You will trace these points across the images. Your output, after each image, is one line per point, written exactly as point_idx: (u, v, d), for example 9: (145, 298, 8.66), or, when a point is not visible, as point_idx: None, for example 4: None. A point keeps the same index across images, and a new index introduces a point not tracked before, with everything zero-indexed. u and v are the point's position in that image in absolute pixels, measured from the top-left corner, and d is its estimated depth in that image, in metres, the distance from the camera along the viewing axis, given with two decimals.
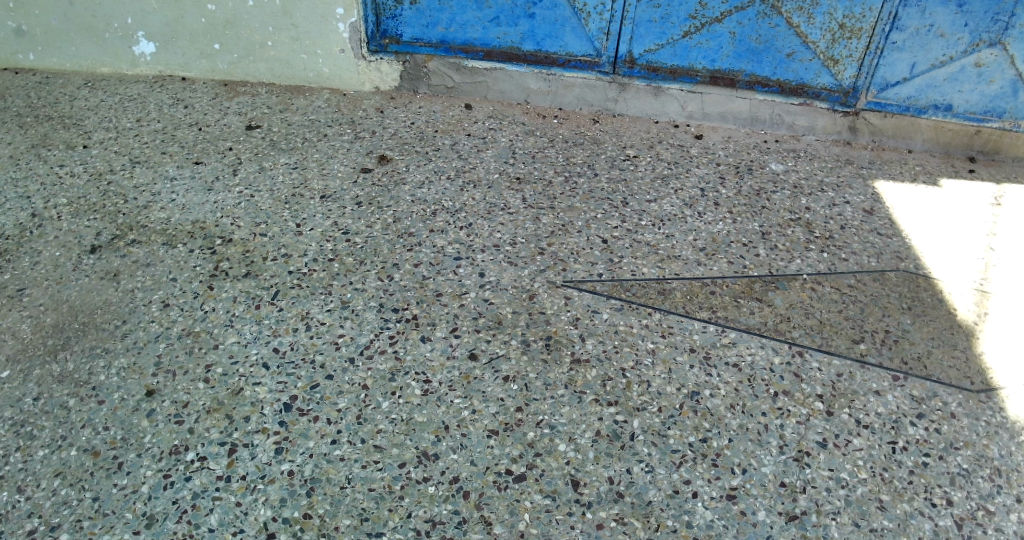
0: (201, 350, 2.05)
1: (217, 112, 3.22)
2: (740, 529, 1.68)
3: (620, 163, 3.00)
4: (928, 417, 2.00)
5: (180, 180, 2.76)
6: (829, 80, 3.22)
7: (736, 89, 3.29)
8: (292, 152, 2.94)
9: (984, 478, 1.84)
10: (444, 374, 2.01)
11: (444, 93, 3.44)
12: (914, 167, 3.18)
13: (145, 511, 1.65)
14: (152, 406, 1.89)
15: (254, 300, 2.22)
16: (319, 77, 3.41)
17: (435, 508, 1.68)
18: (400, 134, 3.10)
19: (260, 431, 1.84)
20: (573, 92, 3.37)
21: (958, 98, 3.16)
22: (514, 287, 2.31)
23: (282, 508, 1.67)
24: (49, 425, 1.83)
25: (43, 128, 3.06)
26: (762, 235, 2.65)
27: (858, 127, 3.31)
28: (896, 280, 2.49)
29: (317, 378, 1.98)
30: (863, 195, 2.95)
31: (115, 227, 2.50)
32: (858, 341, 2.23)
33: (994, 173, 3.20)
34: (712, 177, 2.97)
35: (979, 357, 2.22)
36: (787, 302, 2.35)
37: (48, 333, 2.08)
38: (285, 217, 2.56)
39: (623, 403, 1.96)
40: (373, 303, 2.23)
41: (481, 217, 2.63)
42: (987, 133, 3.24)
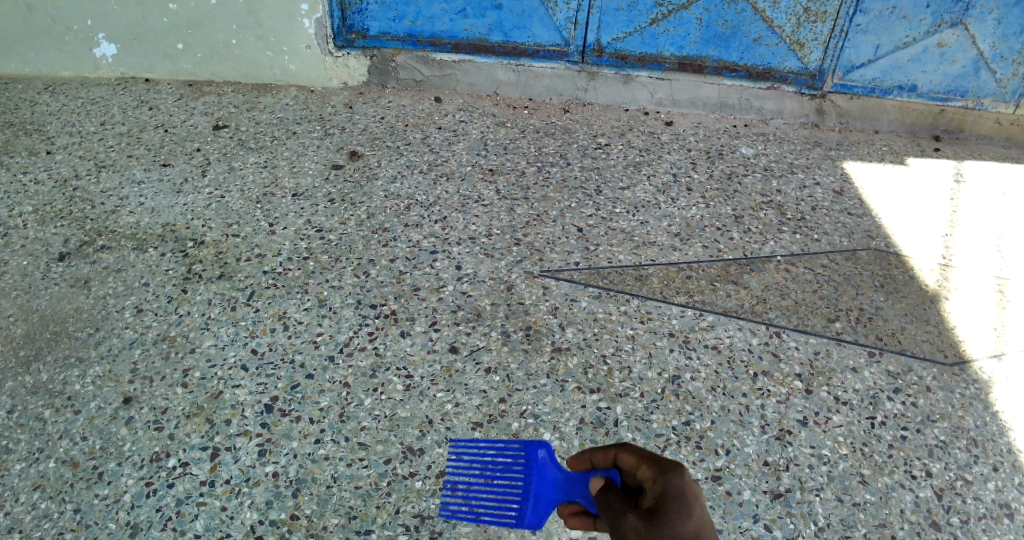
0: (178, 354, 2.02)
1: (183, 112, 3.16)
2: (726, 508, 1.70)
3: (593, 151, 3.01)
4: (904, 391, 2.04)
5: (148, 183, 2.71)
6: (795, 64, 3.26)
7: (704, 75, 3.31)
8: (262, 151, 2.90)
9: (961, 449, 1.89)
10: (425, 367, 2.00)
11: (413, 87, 3.40)
12: (882, 147, 3.23)
13: (130, 520, 1.63)
14: (131, 413, 1.86)
15: (230, 302, 2.19)
16: (285, 74, 3.36)
17: (424, 502, 1.68)
18: (371, 129, 3.07)
19: (243, 434, 1.81)
20: (542, 82, 3.37)
21: (922, 78, 3.23)
22: (492, 278, 2.31)
23: (269, 510, 1.66)
24: (25, 438, 1.80)
25: (4, 135, 2.98)
26: (736, 218, 2.68)
27: (825, 109, 3.35)
28: (867, 259, 2.54)
29: (297, 377, 1.96)
30: (832, 175, 3.00)
31: (83, 233, 2.45)
32: (833, 320, 2.26)
33: (958, 151, 3.27)
34: (685, 162, 2.99)
35: (950, 331, 2.27)
36: (763, 284, 2.38)
37: (18, 344, 2.04)
38: (257, 217, 2.53)
39: (605, 389, 1.97)
40: (351, 300, 2.21)
41: (455, 209, 2.62)
42: (950, 112, 3.31)
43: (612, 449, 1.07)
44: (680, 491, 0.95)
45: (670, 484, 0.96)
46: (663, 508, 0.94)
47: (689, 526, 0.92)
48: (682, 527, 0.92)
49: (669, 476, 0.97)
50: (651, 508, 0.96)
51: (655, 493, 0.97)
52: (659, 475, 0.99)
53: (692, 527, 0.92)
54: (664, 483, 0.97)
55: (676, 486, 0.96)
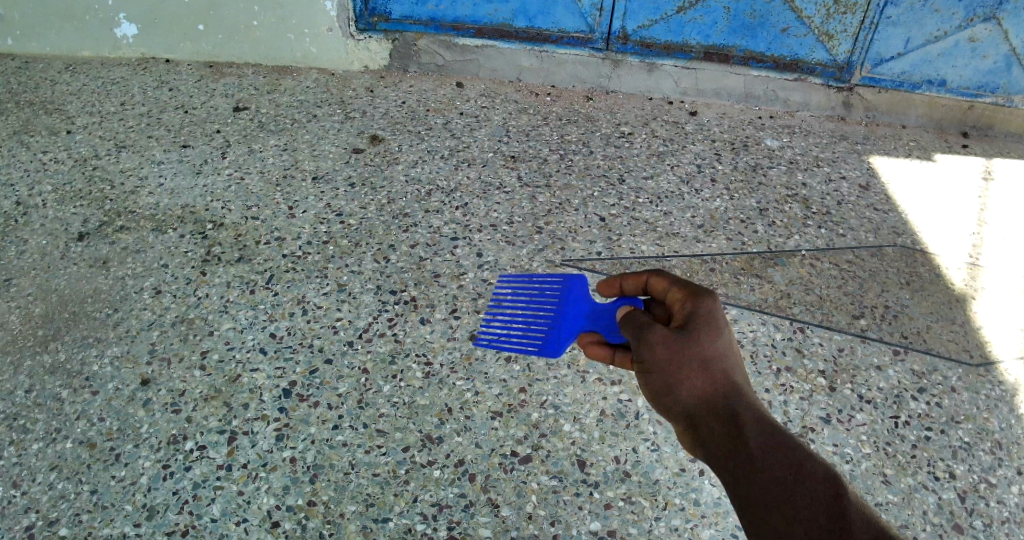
0: (197, 337, 2.01)
1: (203, 94, 3.14)
2: None
3: (616, 140, 2.97)
4: (929, 391, 2.00)
5: (168, 164, 2.70)
6: (823, 55, 3.20)
7: (730, 65, 3.25)
8: (282, 134, 2.88)
9: (986, 451, 1.85)
10: (445, 355, 1.98)
11: (435, 72, 3.37)
12: (909, 141, 3.16)
13: (146, 502, 1.63)
14: (148, 395, 1.85)
15: (249, 285, 2.17)
16: (306, 57, 3.33)
17: (442, 491, 1.67)
18: (391, 113, 3.04)
19: (260, 418, 1.80)
20: (565, 69, 3.32)
21: (951, 73, 3.15)
22: (513, 267, 2.28)
23: (285, 495, 1.65)
24: (43, 418, 1.80)
25: (25, 114, 2.98)
26: (760, 211, 2.63)
27: (852, 102, 3.28)
28: (893, 255, 2.48)
29: (316, 362, 1.95)
30: (858, 169, 2.94)
31: (103, 213, 2.45)
32: (858, 317, 2.22)
33: (987, 148, 3.18)
34: (708, 153, 2.94)
35: (977, 331, 2.22)
36: (787, 279, 2.34)
37: (38, 324, 2.04)
38: (277, 200, 2.51)
39: (626, 382, 1.94)
40: (370, 285, 2.19)
41: (476, 196, 2.59)
42: (980, 108, 3.24)
43: (643, 276, 1.33)
44: (707, 310, 1.22)
45: (700, 306, 1.23)
46: (695, 323, 1.21)
47: (715, 346, 1.20)
48: (713, 338, 1.20)
49: (699, 300, 1.24)
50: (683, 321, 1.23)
51: (687, 313, 1.23)
52: (690, 297, 1.25)
53: (719, 338, 1.20)
54: (694, 305, 1.23)
55: (703, 309, 1.22)
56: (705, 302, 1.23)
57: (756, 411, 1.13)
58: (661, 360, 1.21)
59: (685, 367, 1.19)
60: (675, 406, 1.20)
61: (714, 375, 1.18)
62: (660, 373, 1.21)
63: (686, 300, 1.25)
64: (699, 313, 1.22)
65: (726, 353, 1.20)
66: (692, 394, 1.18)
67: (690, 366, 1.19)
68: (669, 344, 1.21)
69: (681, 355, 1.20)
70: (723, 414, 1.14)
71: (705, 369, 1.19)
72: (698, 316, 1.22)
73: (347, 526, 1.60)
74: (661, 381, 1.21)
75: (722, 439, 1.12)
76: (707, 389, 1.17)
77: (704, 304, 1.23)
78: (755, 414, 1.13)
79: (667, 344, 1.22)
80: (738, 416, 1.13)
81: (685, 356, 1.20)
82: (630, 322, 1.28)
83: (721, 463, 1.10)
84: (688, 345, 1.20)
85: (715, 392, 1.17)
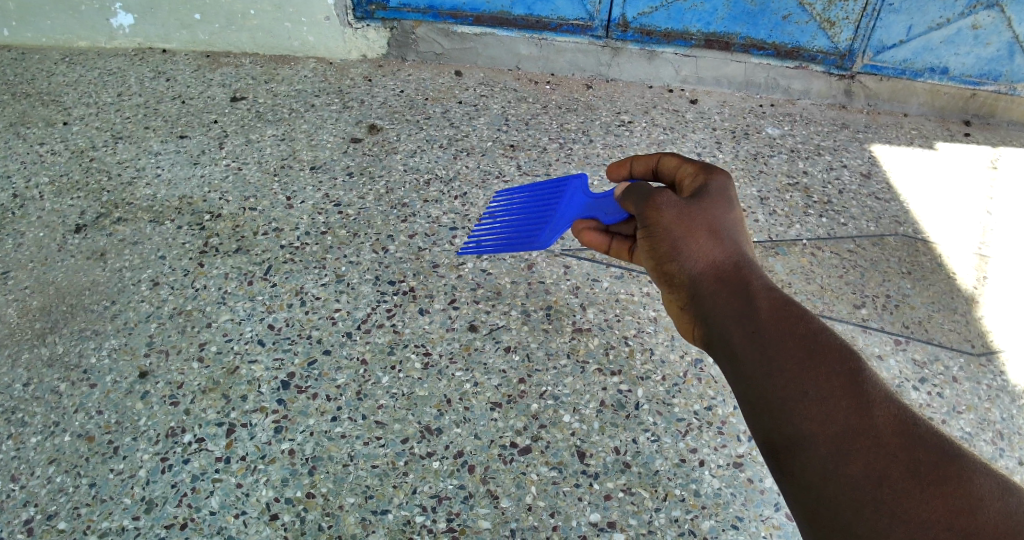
0: (194, 329, 2.00)
1: (200, 84, 3.12)
2: (748, 496, 1.68)
3: (616, 128, 2.95)
4: (930, 381, 1.99)
5: (165, 155, 2.68)
6: (824, 43, 3.17)
7: (731, 53, 3.23)
8: (280, 123, 2.86)
9: (987, 441, 1.85)
10: (444, 345, 1.98)
11: (433, 60, 3.34)
12: (910, 130, 3.13)
13: (144, 495, 1.62)
14: (146, 388, 1.84)
15: (247, 276, 2.16)
16: (304, 45, 3.30)
17: (441, 483, 1.67)
18: (389, 102, 3.02)
19: (259, 410, 1.80)
20: (564, 57, 3.29)
21: (954, 60, 3.13)
22: (513, 256, 2.26)
23: (284, 487, 1.65)
24: (41, 411, 1.79)
25: (21, 105, 2.95)
26: (761, 200, 2.62)
27: (854, 90, 3.25)
28: (895, 245, 2.47)
29: (315, 353, 1.94)
30: (860, 158, 2.92)
31: (100, 205, 2.43)
32: (859, 306, 2.21)
33: (990, 136, 3.15)
34: (709, 141, 2.92)
35: (978, 320, 2.21)
36: (788, 268, 2.33)
37: (35, 317, 2.03)
38: (275, 191, 2.50)
39: (626, 372, 1.93)
40: (369, 276, 2.18)
41: (476, 185, 2.57)
42: (982, 96, 3.21)
43: (658, 158, 1.49)
44: (720, 189, 1.32)
45: (714, 184, 1.33)
46: (710, 193, 1.31)
47: (727, 214, 1.28)
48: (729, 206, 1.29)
49: (713, 180, 1.34)
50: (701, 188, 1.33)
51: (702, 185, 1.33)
52: (705, 175, 1.36)
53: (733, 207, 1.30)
54: (709, 182, 1.34)
55: (718, 188, 1.32)
56: (720, 182, 1.33)
57: (765, 278, 1.17)
58: (672, 224, 1.27)
59: (697, 231, 1.25)
60: (683, 269, 1.24)
61: (723, 240, 1.24)
62: (671, 236, 1.27)
63: (701, 177, 1.37)
64: (714, 190, 1.32)
65: (735, 227, 1.27)
66: (700, 258, 1.22)
67: (703, 232, 1.25)
68: (687, 208, 1.28)
69: (693, 220, 1.26)
70: (734, 279, 1.18)
71: (717, 236, 1.24)
72: (712, 193, 1.31)
73: (346, 518, 1.60)
74: (670, 245, 1.26)
75: (732, 300, 1.14)
76: (717, 256, 1.22)
77: (718, 183, 1.33)
78: (766, 280, 1.16)
79: (679, 210, 1.28)
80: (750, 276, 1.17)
81: (698, 222, 1.26)
82: (641, 187, 1.34)
83: (730, 323, 1.12)
84: (702, 212, 1.27)
85: (724, 258, 1.21)
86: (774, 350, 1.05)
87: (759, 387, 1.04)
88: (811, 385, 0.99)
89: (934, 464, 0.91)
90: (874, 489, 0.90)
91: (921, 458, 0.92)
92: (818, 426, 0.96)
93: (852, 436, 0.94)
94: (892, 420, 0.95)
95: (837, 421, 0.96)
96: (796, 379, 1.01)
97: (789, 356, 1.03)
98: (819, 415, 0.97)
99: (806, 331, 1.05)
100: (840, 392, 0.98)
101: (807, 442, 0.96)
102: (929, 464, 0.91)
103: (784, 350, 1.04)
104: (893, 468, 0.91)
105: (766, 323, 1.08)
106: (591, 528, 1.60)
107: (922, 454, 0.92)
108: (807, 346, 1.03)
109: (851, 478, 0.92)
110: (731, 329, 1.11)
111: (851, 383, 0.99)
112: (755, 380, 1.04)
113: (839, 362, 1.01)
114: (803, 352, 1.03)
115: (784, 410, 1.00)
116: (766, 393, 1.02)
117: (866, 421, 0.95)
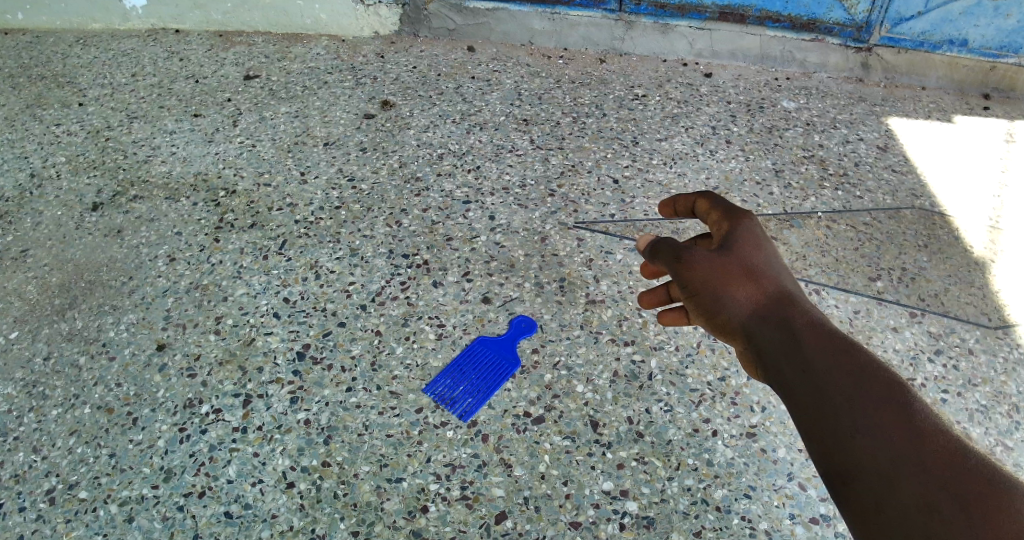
0: (211, 303, 2.02)
1: (214, 63, 3.12)
2: (760, 466, 1.68)
3: (629, 102, 2.93)
4: (946, 353, 1.98)
5: (180, 133, 2.69)
6: (841, 15, 3.12)
7: (746, 26, 3.19)
8: (293, 101, 2.86)
9: (1002, 414, 1.83)
10: (457, 317, 1.99)
11: (446, 36, 3.32)
12: (928, 103, 3.07)
13: (163, 465, 1.65)
14: (164, 360, 1.87)
15: (262, 251, 2.18)
16: (316, 23, 3.29)
17: (455, 452, 1.69)
18: (402, 79, 3.01)
19: (275, 381, 1.82)
20: (578, 31, 3.26)
21: (973, 32, 3.07)
22: (526, 229, 2.27)
23: (301, 457, 1.67)
24: (61, 384, 1.83)
25: (38, 87, 2.98)
26: (776, 172, 2.60)
27: (871, 63, 3.21)
28: (911, 218, 2.44)
29: (329, 325, 1.96)
30: (876, 131, 2.87)
31: (116, 183, 2.45)
32: (875, 279, 2.19)
33: (1009, 110, 3.08)
34: (724, 115, 2.89)
35: (995, 294, 2.18)
36: (803, 241, 2.31)
37: (55, 293, 2.06)
38: (289, 166, 2.51)
39: (640, 342, 1.94)
40: (383, 250, 2.19)
41: (489, 158, 2.57)
42: (1002, 69, 3.15)
43: (691, 196, 1.15)
44: (747, 228, 1.07)
45: (740, 227, 1.08)
46: (745, 243, 1.06)
47: (765, 261, 1.04)
48: (779, 259, 1.07)
49: (738, 221, 1.09)
50: (750, 237, 1.06)
51: (738, 234, 1.07)
52: (728, 216, 1.10)
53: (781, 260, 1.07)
54: (734, 226, 1.08)
55: (744, 227, 1.08)
56: (745, 220, 1.09)
57: (814, 315, 0.96)
58: (708, 270, 1.04)
59: (730, 273, 1.03)
60: (727, 324, 1.01)
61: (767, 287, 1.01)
62: (703, 286, 1.03)
63: (724, 222, 1.10)
64: (741, 230, 1.07)
65: (773, 266, 1.05)
66: (747, 306, 1.00)
67: (737, 275, 1.03)
68: (723, 259, 1.04)
69: (726, 262, 1.04)
70: (780, 321, 0.96)
71: (759, 282, 1.02)
72: (740, 234, 1.07)
73: (361, 486, 1.62)
74: (706, 295, 1.03)
75: (775, 334, 0.94)
76: (763, 299, 1.00)
77: (744, 222, 1.08)
78: (814, 316, 0.95)
79: (714, 258, 1.05)
80: (796, 319, 0.95)
81: (730, 263, 1.04)
82: (665, 245, 1.08)
83: (773, 355, 0.93)
84: (734, 253, 1.05)
85: (772, 301, 0.99)
86: (820, 378, 0.87)
87: (806, 418, 0.85)
88: (858, 412, 0.82)
89: (991, 492, 0.73)
90: (930, 522, 0.73)
91: (973, 482, 0.74)
92: (867, 455, 0.79)
93: (905, 465, 0.77)
94: (947, 447, 0.78)
95: (887, 449, 0.79)
96: (843, 406, 0.83)
97: (836, 381, 0.85)
98: (871, 443, 0.80)
99: (852, 356, 0.88)
100: (884, 427, 0.80)
101: (859, 472, 0.78)
102: (986, 489, 0.73)
103: (829, 372, 0.86)
104: (944, 497, 0.74)
105: (810, 349, 0.90)
106: (603, 497, 1.61)
107: (978, 482, 0.74)
108: (854, 370, 0.86)
109: (904, 507, 0.75)
110: (769, 359, 0.93)
111: (899, 411, 0.81)
112: (801, 413, 0.86)
113: (885, 391, 0.83)
114: (849, 377, 0.85)
115: (831, 436, 0.82)
116: (812, 418, 0.85)
117: (920, 448, 0.78)
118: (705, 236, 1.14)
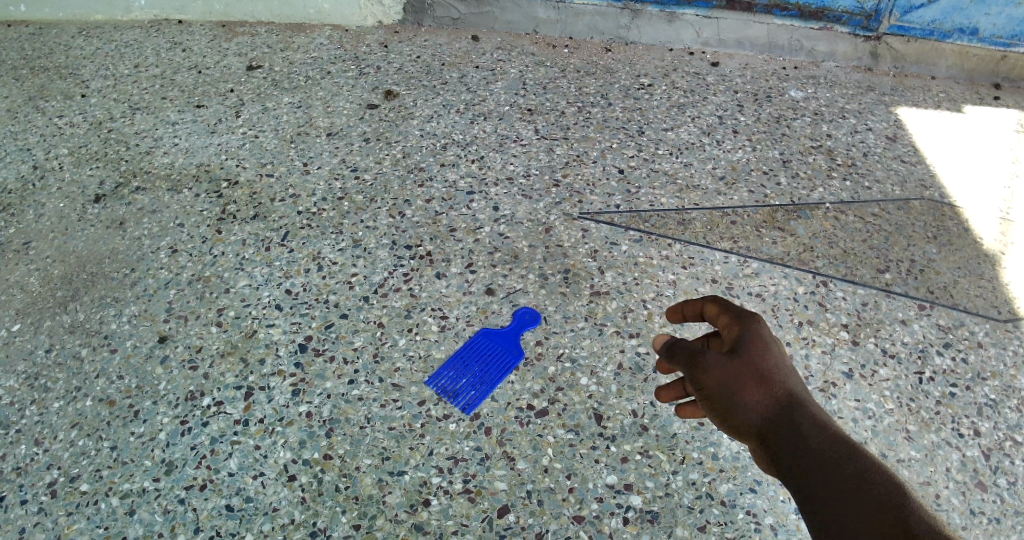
0: (213, 294, 2.01)
1: (216, 53, 3.10)
2: None
3: (635, 92, 2.89)
4: (955, 346, 1.95)
5: (182, 124, 2.68)
6: (849, 3, 3.07)
7: (754, 13, 3.15)
8: (295, 91, 2.84)
9: (1011, 408, 1.81)
10: (461, 309, 1.98)
11: (450, 25, 3.29)
12: (938, 93, 3.03)
13: (165, 457, 1.64)
14: (166, 352, 1.86)
15: (265, 242, 2.16)
16: (319, 13, 3.27)
17: (458, 445, 1.67)
18: (406, 69, 2.98)
19: (276, 373, 1.81)
20: (583, 20, 3.23)
21: (983, 21, 3.03)
22: (530, 220, 2.25)
23: (302, 449, 1.66)
24: (63, 377, 1.82)
25: (40, 79, 2.97)
26: (783, 162, 2.57)
27: (880, 52, 3.16)
28: (920, 209, 2.41)
29: (331, 317, 1.95)
30: (885, 121, 2.83)
31: (118, 175, 2.44)
32: (883, 270, 2.16)
33: (1020, 100, 3.04)
34: (731, 104, 2.86)
35: (1004, 287, 2.16)
36: (810, 232, 2.29)
37: (57, 285, 2.05)
38: (292, 157, 2.49)
39: (645, 334, 1.92)
40: (386, 241, 2.17)
41: (493, 149, 2.55)
42: (1013, 58, 3.10)
43: (699, 300, 1.14)
44: (757, 332, 1.07)
45: (750, 330, 1.07)
46: (756, 349, 1.05)
47: (776, 368, 1.04)
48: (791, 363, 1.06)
49: (750, 323, 1.08)
50: (761, 341, 1.06)
51: (748, 338, 1.06)
52: (738, 320, 1.09)
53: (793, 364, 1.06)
54: (744, 329, 1.07)
55: (754, 330, 1.07)
56: (755, 323, 1.08)
57: (823, 424, 0.97)
58: (721, 375, 1.03)
59: (743, 378, 1.02)
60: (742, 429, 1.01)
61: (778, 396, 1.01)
62: (717, 392, 1.02)
63: (733, 325, 1.09)
64: (751, 334, 1.06)
65: (784, 372, 1.04)
66: (759, 413, 1.00)
67: (750, 380, 1.02)
68: (736, 364, 1.03)
69: (738, 366, 1.03)
70: (791, 431, 0.97)
71: (771, 388, 1.02)
72: (752, 337, 1.06)
73: (363, 479, 1.61)
74: (720, 400, 1.03)
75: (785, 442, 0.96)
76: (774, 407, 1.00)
77: (753, 326, 1.07)
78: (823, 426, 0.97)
79: (725, 362, 1.04)
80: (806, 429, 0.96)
81: (741, 368, 1.03)
82: (678, 346, 1.07)
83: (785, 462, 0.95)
84: (745, 358, 1.04)
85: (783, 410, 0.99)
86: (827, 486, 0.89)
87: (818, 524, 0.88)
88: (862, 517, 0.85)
89: None
90: None
91: None
92: None
93: None
94: None
95: None
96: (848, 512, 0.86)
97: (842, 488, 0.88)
98: None
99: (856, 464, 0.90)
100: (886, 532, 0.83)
101: None
102: None
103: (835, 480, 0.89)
104: None
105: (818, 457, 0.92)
106: (607, 490, 1.60)
107: None
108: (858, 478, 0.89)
109: None
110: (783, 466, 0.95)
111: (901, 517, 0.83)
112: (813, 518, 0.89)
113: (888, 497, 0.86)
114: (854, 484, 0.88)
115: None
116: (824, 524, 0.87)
117: None
118: (716, 337, 1.13)
